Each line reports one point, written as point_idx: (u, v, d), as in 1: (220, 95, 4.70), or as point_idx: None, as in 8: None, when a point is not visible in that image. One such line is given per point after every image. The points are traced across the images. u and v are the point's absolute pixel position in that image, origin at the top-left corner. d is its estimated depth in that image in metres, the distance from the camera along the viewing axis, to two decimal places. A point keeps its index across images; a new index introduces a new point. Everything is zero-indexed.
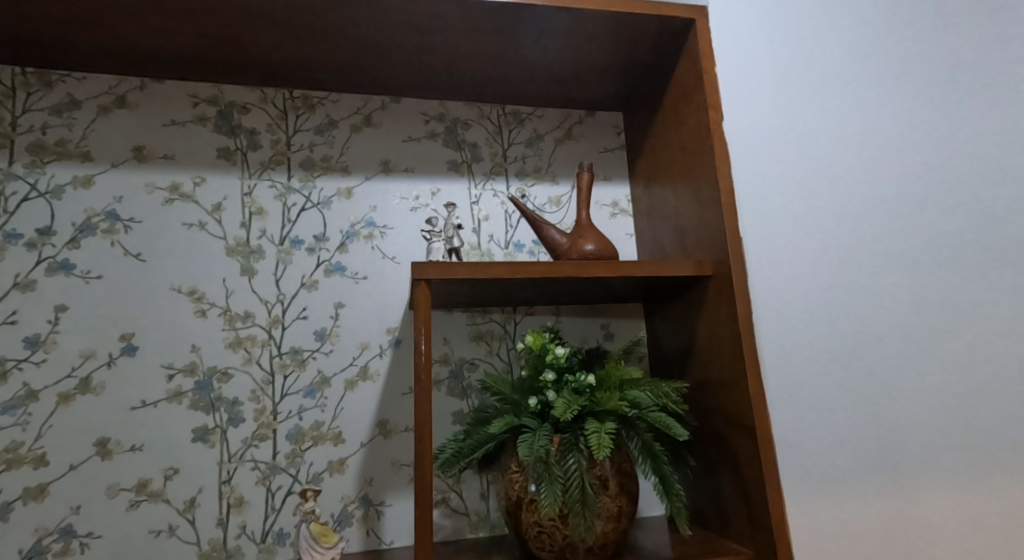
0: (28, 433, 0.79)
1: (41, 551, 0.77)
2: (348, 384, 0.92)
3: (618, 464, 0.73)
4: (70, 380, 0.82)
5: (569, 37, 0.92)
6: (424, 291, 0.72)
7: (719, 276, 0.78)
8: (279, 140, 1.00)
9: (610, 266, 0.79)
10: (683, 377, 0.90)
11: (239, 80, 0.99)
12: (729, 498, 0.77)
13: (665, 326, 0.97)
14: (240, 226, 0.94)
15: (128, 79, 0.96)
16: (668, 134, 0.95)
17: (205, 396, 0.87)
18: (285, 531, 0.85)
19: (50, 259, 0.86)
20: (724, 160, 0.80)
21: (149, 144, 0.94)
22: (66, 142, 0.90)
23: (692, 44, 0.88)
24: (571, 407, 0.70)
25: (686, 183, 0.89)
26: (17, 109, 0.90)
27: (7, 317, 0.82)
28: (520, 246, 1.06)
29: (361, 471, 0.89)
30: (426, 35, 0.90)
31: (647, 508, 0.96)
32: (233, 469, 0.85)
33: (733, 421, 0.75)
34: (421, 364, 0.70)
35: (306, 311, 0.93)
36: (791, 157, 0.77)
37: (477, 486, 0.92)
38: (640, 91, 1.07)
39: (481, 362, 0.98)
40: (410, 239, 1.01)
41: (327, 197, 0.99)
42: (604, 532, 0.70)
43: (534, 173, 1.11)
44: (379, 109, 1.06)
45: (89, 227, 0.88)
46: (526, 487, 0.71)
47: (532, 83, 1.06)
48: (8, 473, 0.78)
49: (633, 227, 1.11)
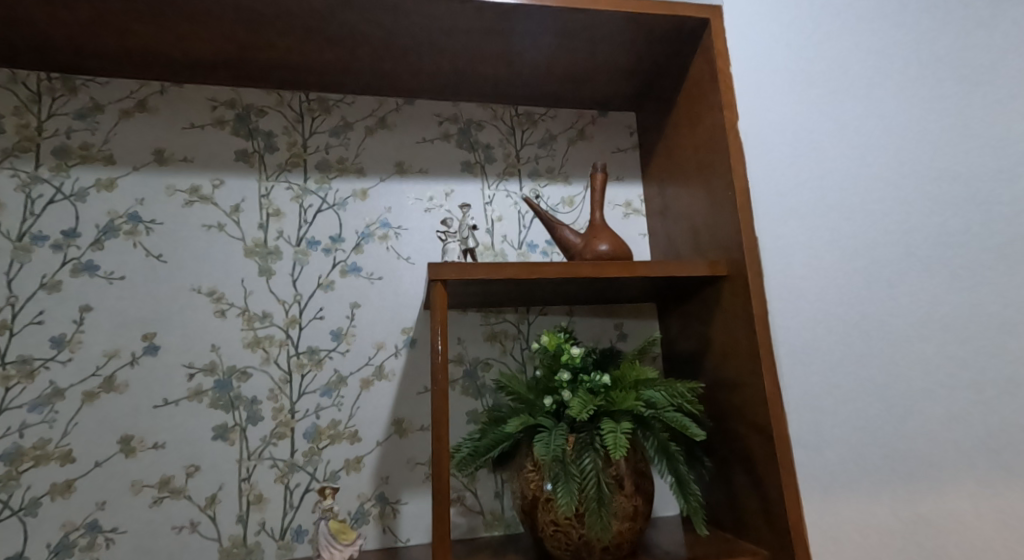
0: (55, 430, 0.81)
1: (68, 546, 0.79)
2: (363, 383, 0.93)
3: (633, 464, 0.73)
4: (94, 378, 0.84)
5: (582, 37, 0.92)
6: (441, 291, 0.73)
7: (734, 276, 0.78)
8: (296, 142, 1.01)
9: (625, 266, 0.79)
10: (697, 377, 0.90)
11: (257, 84, 1.01)
12: (744, 498, 0.77)
13: (679, 326, 0.97)
14: (257, 227, 0.96)
15: (149, 83, 0.98)
16: (682, 134, 0.95)
17: (225, 395, 0.88)
18: (303, 527, 0.86)
19: (75, 260, 0.88)
20: (739, 158, 0.80)
21: (169, 147, 0.96)
22: (90, 146, 0.93)
23: (707, 44, 0.87)
24: (586, 407, 0.70)
25: (700, 182, 0.89)
26: (43, 114, 0.92)
27: (35, 317, 0.84)
28: (533, 246, 1.07)
29: (377, 470, 0.90)
30: (441, 37, 0.91)
31: (661, 508, 0.96)
32: (252, 467, 0.86)
33: (748, 421, 0.75)
34: (439, 363, 0.71)
35: (322, 311, 0.94)
36: (806, 159, 0.78)
37: (491, 485, 0.93)
38: (654, 91, 1.07)
39: (495, 362, 0.98)
40: (424, 240, 1.02)
41: (342, 198, 1.00)
42: (620, 531, 0.71)
43: (547, 173, 1.11)
44: (393, 111, 1.07)
45: (112, 229, 0.90)
46: (542, 487, 0.72)
47: (545, 83, 1.06)
48: (35, 470, 0.80)
49: (646, 227, 1.12)
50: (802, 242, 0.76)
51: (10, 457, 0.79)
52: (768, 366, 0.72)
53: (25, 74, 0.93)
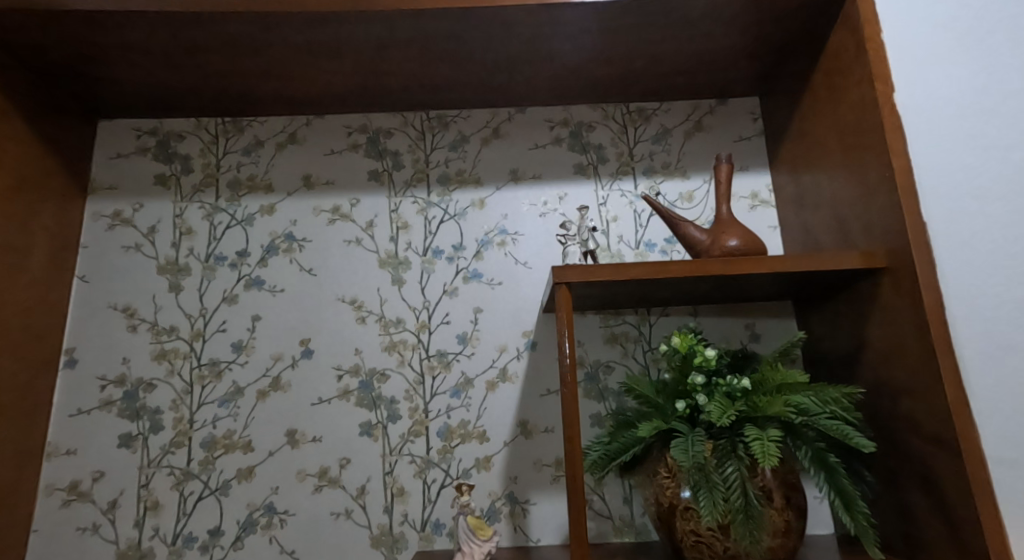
0: (238, 423, 0.95)
1: (252, 523, 0.90)
2: (488, 385, 0.97)
3: (781, 475, 0.68)
4: (265, 379, 0.97)
5: (702, 21, 0.87)
6: (565, 293, 0.73)
7: (895, 267, 0.69)
8: (419, 158, 1.08)
9: (762, 262, 0.73)
10: (852, 381, 0.81)
11: (385, 108, 1.10)
12: (925, 522, 0.67)
13: (825, 325, 0.88)
14: (389, 240, 1.04)
15: (298, 117, 1.11)
16: (821, 115, 0.87)
17: (368, 395, 0.96)
18: (441, 521, 0.91)
19: (246, 276, 1.01)
20: (898, 135, 0.69)
21: (315, 173, 1.07)
22: (255, 177, 1.07)
23: (850, 12, 0.77)
24: (727, 412, 0.67)
25: (847, 166, 0.80)
26: (220, 153, 1.08)
27: (219, 326, 0.99)
28: (652, 245, 1.04)
29: (506, 469, 0.93)
30: (554, 44, 0.92)
31: (812, 526, 0.88)
32: (394, 461, 0.93)
33: (927, 435, 0.65)
34: (567, 365, 0.71)
35: (448, 316, 1.00)
36: (985, 109, 0.63)
37: (619, 490, 0.91)
38: (785, 70, 0.99)
39: (618, 364, 0.97)
40: (540, 244, 1.03)
41: (462, 208, 1.06)
42: (772, 547, 0.66)
43: (663, 169, 1.08)
44: (506, 121, 1.10)
45: (273, 248, 1.03)
46: (679, 494, 0.69)
47: (660, 76, 1.03)
48: (226, 456, 0.93)
49: (777, 219, 1.04)
50: (986, 208, 0.61)
51: (207, 445, 0.94)
52: (946, 366, 0.61)
53: (207, 121, 1.10)
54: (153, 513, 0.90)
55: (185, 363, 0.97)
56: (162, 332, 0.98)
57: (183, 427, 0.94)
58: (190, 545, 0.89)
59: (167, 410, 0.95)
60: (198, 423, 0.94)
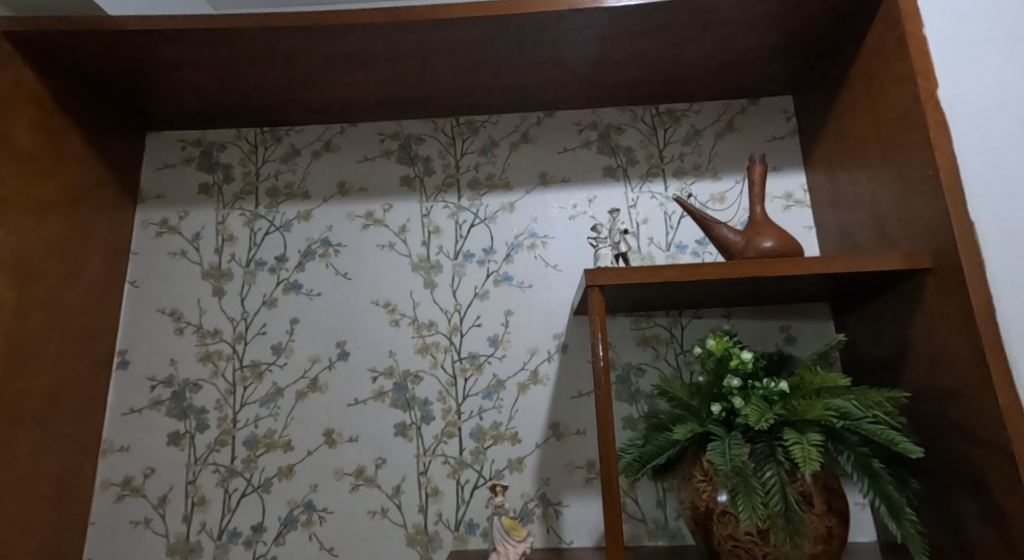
0: (278, 422, 0.98)
1: (293, 520, 0.93)
2: (520, 387, 0.97)
3: (822, 480, 0.67)
4: (303, 380, 1.00)
5: (734, 21, 0.87)
6: (598, 296, 0.73)
7: (941, 268, 0.67)
8: (450, 163, 1.10)
9: (799, 263, 0.72)
10: (896, 385, 0.79)
11: (417, 115, 1.12)
12: (976, 531, 0.64)
13: (865, 327, 0.86)
14: (421, 243, 1.06)
15: (332, 126, 1.14)
16: (859, 113, 0.85)
17: (402, 395, 0.98)
18: (475, 522, 0.92)
19: (285, 280, 1.05)
20: (944, 132, 0.67)
21: (349, 180, 1.10)
22: (292, 184, 1.11)
23: (890, 7, 0.76)
24: (765, 415, 0.66)
25: (888, 164, 0.78)
26: (259, 161, 1.12)
27: (260, 328, 1.02)
28: (683, 247, 1.03)
29: (539, 471, 0.93)
30: (583, 49, 0.92)
31: (854, 533, 0.86)
32: (428, 462, 0.95)
33: (978, 442, 0.63)
34: (601, 367, 0.71)
35: (479, 319, 1.01)
36: None
37: (653, 493, 0.91)
38: (820, 67, 0.97)
39: (649, 367, 0.96)
40: (570, 246, 1.04)
41: (492, 212, 1.07)
42: (813, 553, 0.65)
43: (694, 170, 1.07)
44: (535, 124, 1.11)
45: (310, 253, 1.06)
46: (716, 498, 0.68)
47: (690, 77, 1.02)
48: (267, 454, 0.96)
49: (812, 219, 1.02)
50: None
51: (249, 443, 0.97)
52: (998, 371, 0.59)
53: (246, 131, 1.14)
54: (200, 508, 0.94)
55: (228, 364, 1.01)
56: (207, 334, 1.02)
57: (227, 426, 0.98)
58: (235, 539, 0.93)
59: (211, 410, 0.98)
60: (241, 422, 0.98)
